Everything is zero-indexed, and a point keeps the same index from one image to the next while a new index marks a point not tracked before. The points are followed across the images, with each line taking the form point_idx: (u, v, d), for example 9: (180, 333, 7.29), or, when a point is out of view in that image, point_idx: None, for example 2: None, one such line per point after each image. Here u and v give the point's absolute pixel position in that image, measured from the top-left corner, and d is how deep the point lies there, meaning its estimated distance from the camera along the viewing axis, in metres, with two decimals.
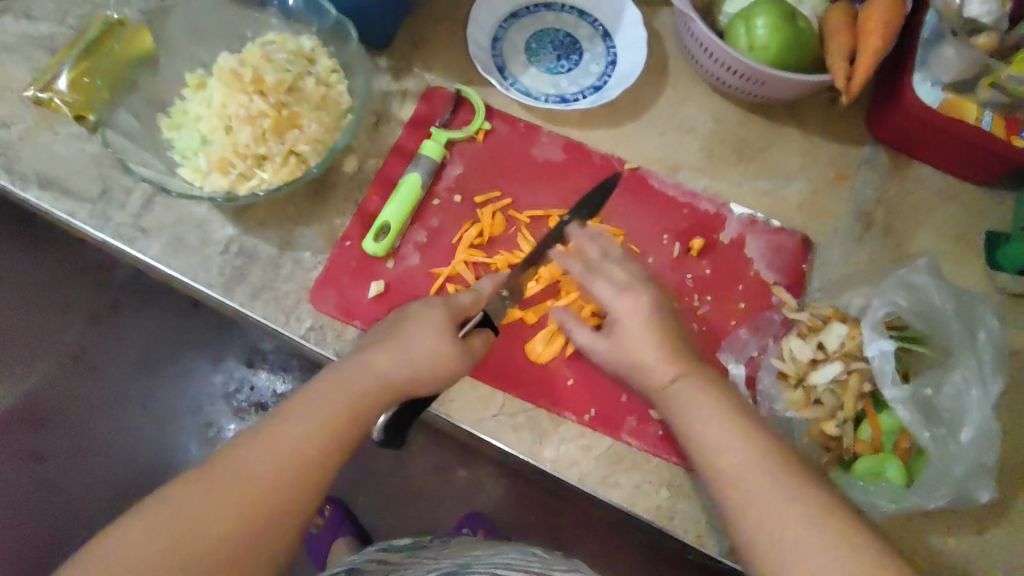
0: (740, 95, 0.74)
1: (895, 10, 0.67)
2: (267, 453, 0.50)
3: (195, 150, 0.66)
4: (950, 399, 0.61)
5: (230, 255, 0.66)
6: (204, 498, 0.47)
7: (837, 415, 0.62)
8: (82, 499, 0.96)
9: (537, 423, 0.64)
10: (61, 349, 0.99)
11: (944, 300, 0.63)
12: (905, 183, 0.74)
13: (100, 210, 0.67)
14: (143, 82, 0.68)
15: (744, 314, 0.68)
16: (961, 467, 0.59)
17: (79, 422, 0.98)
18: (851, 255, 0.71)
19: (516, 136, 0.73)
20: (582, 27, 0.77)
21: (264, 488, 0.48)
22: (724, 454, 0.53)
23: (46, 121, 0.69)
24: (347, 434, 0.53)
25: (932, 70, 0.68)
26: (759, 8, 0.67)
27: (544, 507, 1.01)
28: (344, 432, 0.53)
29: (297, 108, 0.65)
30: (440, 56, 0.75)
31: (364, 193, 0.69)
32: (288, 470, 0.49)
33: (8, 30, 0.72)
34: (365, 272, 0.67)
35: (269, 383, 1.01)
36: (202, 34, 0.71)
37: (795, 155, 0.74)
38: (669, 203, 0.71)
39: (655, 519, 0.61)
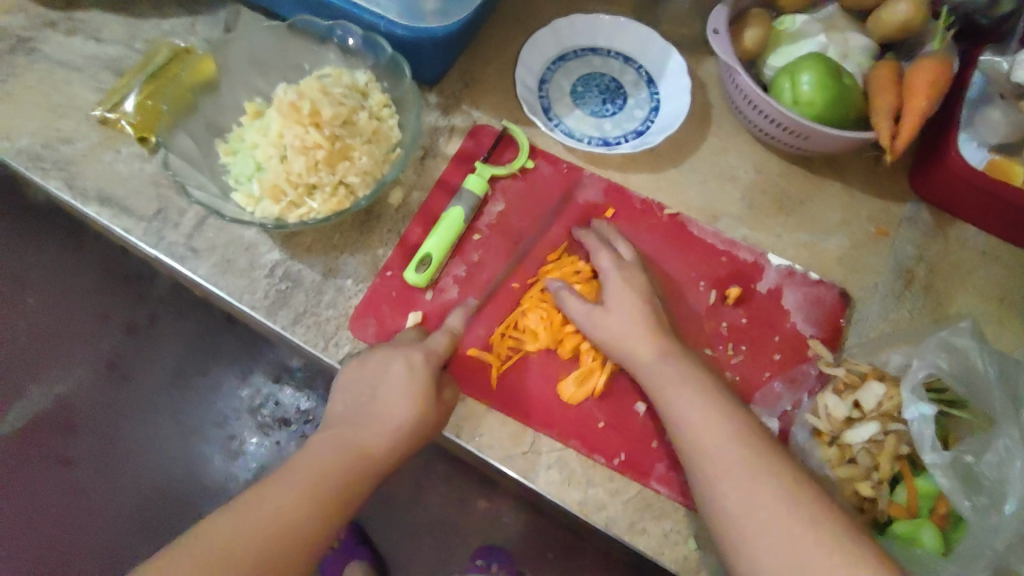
0: (782, 147, 0.74)
1: (943, 70, 0.67)
2: (281, 491, 0.55)
3: (249, 175, 0.68)
4: (992, 467, 0.59)
5: (275, 279, 0.68)
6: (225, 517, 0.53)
7: (872, 475, 0.62)
8: (105, 505, 0.97)
9: (567, 464, 0.63)
10: (97, 356, 1.00)
11: (986, 365, 0.63)
12: (947, 242, 0.74)
13: (154, 229, 0.69)
14: (204, 107, 0.71)
15: (778, 366, 0.68)
16: (1003, 540, 0.57)
17: (106, 429, 0.99)
18: (889, 312, 0.71)
19: (558, 177, 0.74)
20: (627, 72, 0.79)
21: (283, 526, 0.53)
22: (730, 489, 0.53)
23: (110, 139, 0.72)
24: (353, 468, 0.57)
25: (977, 130, 0.69)
26: (804, 63, 0.68)
27: (559, 547, 1.00)
28: (351, 460, 0.58)
29: (350, 141, 0.67)
30: (488, 95, 0.77)
31: (406, 225, 0.71)
32: (305, 499, 0.54)
33: (78, 51, 0.75)
34: (404, 302, 0.68)
35: (293, 401, 1.02)
36: (262, 64, 0.74)
37: (834, 210, 0.75)
38: (708, 251, 0.72)
39: (683, 571, 0.60)
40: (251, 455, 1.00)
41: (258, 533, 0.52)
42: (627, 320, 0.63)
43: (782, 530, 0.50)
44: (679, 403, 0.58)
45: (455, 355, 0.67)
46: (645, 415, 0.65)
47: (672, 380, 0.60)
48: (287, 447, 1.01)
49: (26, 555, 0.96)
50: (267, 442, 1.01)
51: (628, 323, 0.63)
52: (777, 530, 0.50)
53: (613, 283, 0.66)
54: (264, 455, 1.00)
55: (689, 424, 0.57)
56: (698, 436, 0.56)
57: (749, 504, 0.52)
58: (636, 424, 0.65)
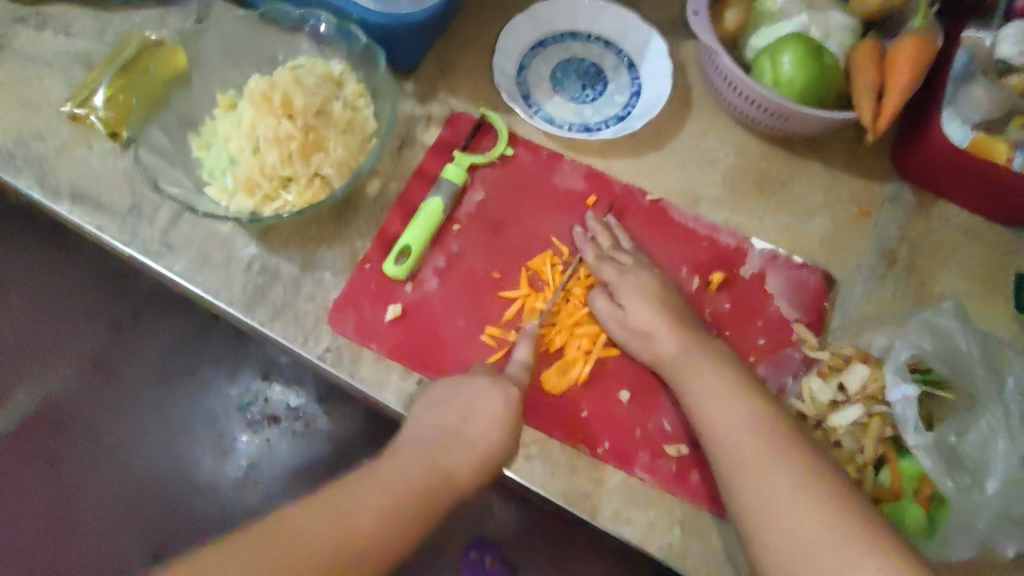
0: (764, 129, 0.74)
1: (923, 49, 0.66)
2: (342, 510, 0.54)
3: (223, 169, 0.67)
4: (975, 447, 0.59)
5: (253, 273, 0.67)
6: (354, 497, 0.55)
7: (857, 459, 0.61)
8: (92, 509, 0.91)
9: (550, 454, 0.63)
10: (82, 354, 0.94)
11: (969, 344, 0.63)
12: (930, 222, 0.73)
13: (129, 225, 0.68)
14: (176, 101, 0.69)
15: (763, 351, 0.67)
16: (984, 518, 0.58)
17: (95, 429, 0.93)
18: (873, 293, 0.70)
19: (538, 164, 0.73)
20: (607, 56, 0.78)
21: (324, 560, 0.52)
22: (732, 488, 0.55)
23: (82, 135, 0.71)
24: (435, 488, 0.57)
25: (961, 109, 0.67)
26: (786, 43, 0.67)
27: (549, 534, 0.96)
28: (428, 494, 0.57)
29: (324, 132, 0.66)
30: (465, 81, 0.76)
31: (385, 216, 0.70)
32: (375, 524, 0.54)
33: (47, 46, 0.74)
34: (384, 295, 0.67)
35: (283, 398, 0.96)
36: (235, 55, 0.73)
37: (817, 191, 0.74)
38: (689, 236, 0.71)
39: (666, 558, 0.60)
40: (241, 454, 0.94)
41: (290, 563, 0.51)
42: (653, 313, 0.64)
43: (772, 517, 0.52)
44: (706, 393, 0.59)
45: (433, 347, 0.66)
46: (628, 403, 0.65)
47: (692, 369, 0.61)
48: (278, 445, 0.95)
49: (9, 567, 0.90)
50: (258, 440, 0.94)
51: (651, 319, 0.64)
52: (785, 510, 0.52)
53: (628, 281, 0.65)
54: (254, 452, 0.94)
55: (703, 416, 0.59)
56: (712, 433, 0.58)
57: (775, 490, 0.53)
58: (620, 412, 0.65)
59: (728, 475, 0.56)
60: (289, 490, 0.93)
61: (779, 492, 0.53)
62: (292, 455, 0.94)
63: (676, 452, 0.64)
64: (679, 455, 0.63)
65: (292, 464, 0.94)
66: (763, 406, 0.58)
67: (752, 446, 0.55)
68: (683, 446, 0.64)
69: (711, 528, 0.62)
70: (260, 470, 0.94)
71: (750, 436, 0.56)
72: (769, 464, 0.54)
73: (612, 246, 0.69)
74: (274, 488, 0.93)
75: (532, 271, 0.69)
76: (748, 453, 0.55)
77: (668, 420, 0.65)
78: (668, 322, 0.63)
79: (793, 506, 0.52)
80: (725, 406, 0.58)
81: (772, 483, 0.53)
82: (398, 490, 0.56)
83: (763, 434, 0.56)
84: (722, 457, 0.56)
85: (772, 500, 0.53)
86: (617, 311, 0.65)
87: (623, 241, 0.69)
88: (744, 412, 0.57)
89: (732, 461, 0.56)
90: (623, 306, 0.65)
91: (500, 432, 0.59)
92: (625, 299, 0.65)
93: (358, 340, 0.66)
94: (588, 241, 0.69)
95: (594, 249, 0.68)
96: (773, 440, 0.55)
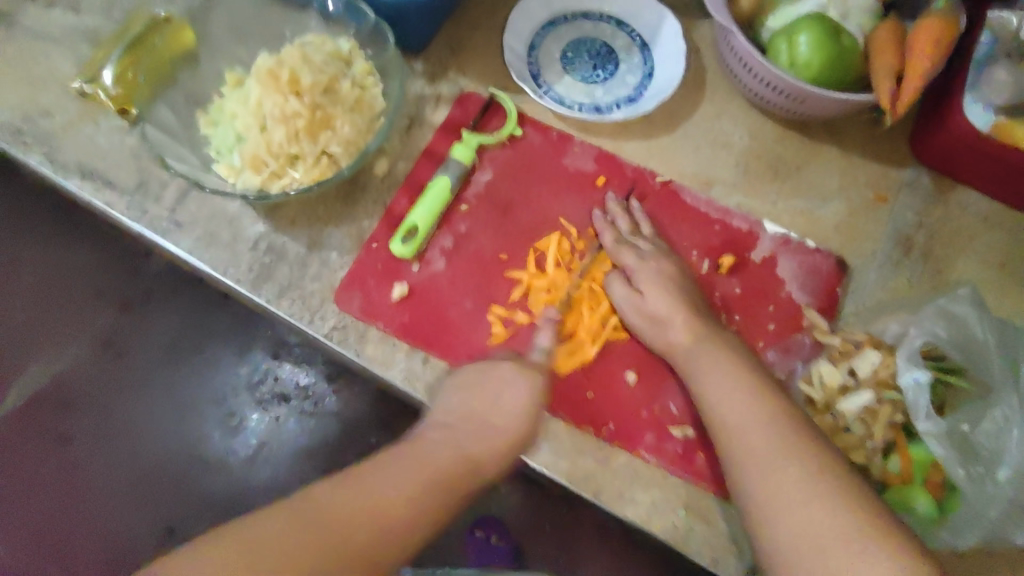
0: (779, 112, 0.72)
1: (944, 30, 0.64)
2: (374, 490, 0.51)
3: (230, 146, 0.66)
4: (988, 437, 0.58)
5: (259, 252, 0.67)
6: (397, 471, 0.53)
7: (867, 444, 0.61)
8: (101, 484, 0.91)
9: (556, 437, 0.63)
10: (94, 332, 0.95)
11: (985, 333, 0.61)
12: (947, 208, 0.72)
13: (136, 202, 0.68)
14: (184, 79, 0.69)
15: (772, 335, 0.66)
16: (998, 508, 0.56)
17: (105, 407, 0.93)
18: (888, 280, 0.69)
19: (547, 145, 0.72)
20: (619, 36, 0.76)
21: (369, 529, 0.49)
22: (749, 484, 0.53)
23: (90, 112, 0.70)
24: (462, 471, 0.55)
25: (983, 91, 0.65)
26: (802, 24, 0.65)
27: (556, 519, 0.95)
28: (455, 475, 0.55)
29: (331, 110, 0.66)
30: (474, 61, 0.75)
31: (392, 196, 0.69)
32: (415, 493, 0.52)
33: (55, 22, 0.73)
34: (390, 274, 0.67)
35: (293, 377, 0.96)
36: (243, 34, 0.72)
37: (832, 176, 0.72)
38: (701, 220, 0.70)
39: (672, 542, 0.60)
40: (251, 432, 0.94)
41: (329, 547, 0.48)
42: (669, 308, 0.62)
43: (785, 512, 0.50)
44: (714, 383, 0.58)
45: (441, 329, 0.66)
46: (634, 386, 0.65)
47: (705, 360, 0.59)
48: (286, 424, 0.95)
49: (18, 543, 0.90)
50: (267, 418, 0.95)
51: (664, 306, 0.62)
52: (793, 503, 0.51)
53: (645, 270, 0.65)
54: (264, 431, 0.94)
55: (716, 407, 0.57)
56: (726, 423, 0.56)
57: (788, 484, 0.51)
58: (627, 395, 0.64)
59: (737, 467, 0.54)
60: (298, 469, 0.94)
61: (789, 486, 0.51)
62: (300, 434, 0.95)
63: (682, 435, 0.63)
64: (685, 439, 0.63)
65: (300, 443, 0.95)
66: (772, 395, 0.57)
67: (770, 438, 0.54)
68: (689, 429, 0.63)
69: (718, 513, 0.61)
70: (269, 449, 0.94)
71: (764, 429, 0.54)
72: (784, 458, 0.52)
73: (631, 234, 0.68)
74: (282, 466, 0.94)
75: (538, 253, 0.68)
76: (764, 446, 0.54)
77: (675, 404, 0.64)
78: (679, 306, 0.62)
79: (807, 497, 0.50)
80: (733, 396, 0.57)
81: (786, 476, 0.52)
82: (432, 470, 0.54)
83: (779, 428, 0.54)
84: (733, 452, 0.55)
85: (783, 495, 0.51)
86: (633, 301, 0.64)
87: (636, 228, 0.68)
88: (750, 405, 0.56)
89: (742, 455, 0.54)
90: (640, 297, 0.64)
91: (517, 422, 0.58)
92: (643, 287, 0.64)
93: (365, 320, 0.66)
94: (607, 231, 0.68)
95: (614, 239, 0.67)
96: (787, 435, 0.54)
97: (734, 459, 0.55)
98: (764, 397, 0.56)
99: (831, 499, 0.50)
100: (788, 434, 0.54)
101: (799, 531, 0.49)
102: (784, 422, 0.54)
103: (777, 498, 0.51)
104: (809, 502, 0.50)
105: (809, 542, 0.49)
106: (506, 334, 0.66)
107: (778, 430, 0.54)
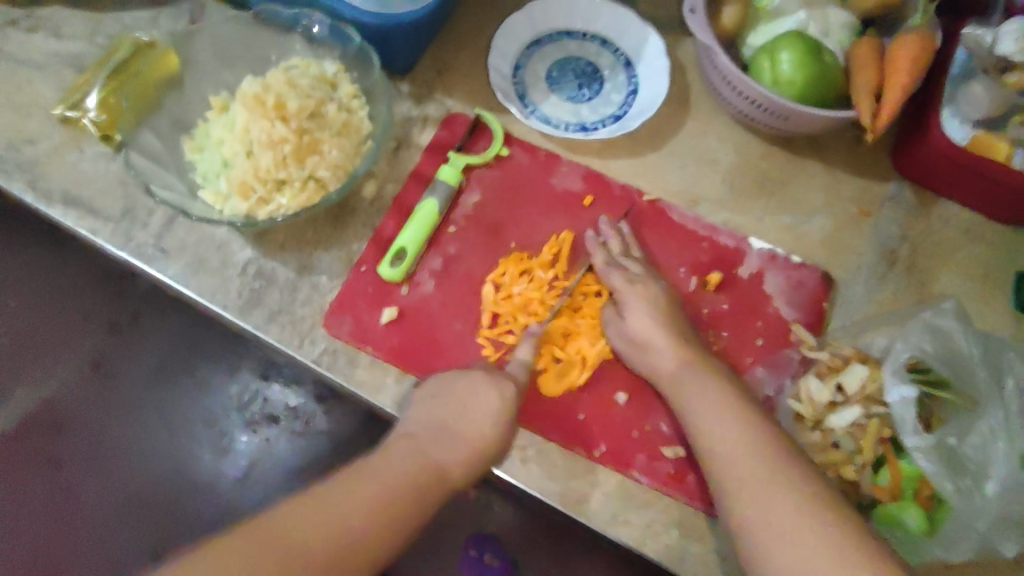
0: (764, 128, 0.73)
1: (923, 47, 0.66)
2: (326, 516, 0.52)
3: (217, 172, 0.66)
4: (975, 450, 0.59)
5: (248, 277, 0.67)
6: (361, 485, 0.54)
7: (856, 459, 0.61)
8: (92, 509, 0.90)
9: (549, 458, 0.63)
10: (82, 355, 0.93)
11: (969, 345, 0.62)
12: (930, 222, 0.73)
13: (122, 229, 0.68)
14: (169, 105, 0.69)
15: (761, 351, 0.67)
16: (984, 520, 0.58)
17: (95, 430, 0.92)
18: (873, 294, 0.70)
19: (535, 166, 0.72)
20: (604, 55, 0.77)
21: (313, 546, 0.50)
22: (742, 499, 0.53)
23: (74, 139, 0.70)
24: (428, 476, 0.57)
25: (960, 106, 0.67)
26: (783, 42, 0.66)
27: (548, 534, 0.95)
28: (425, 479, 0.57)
29: (319, 134, 0.66)
30: (461, 82, 0.75)
31: (381, 218, 0.69)
32: (375, 519, 0.53)
33: (38, 48, 0.73)
34: (379, 298, 0.67)
35: (282, 397, 0.95)
36: (228, 57, 0.72)
37: (816, 191, 0.73)
38: (688, 236, 0.71)
39: (667, 562, 0.60)
40: (240, 453, 0.93)
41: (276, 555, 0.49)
42: (654, 328, 0.63)
43: (781, 527, 0.51)
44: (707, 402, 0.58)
45: (433, 348, 0.66)
46: (625, 406, 0.65)
47: (693, 382, 0.60)
48: (278, 444, 0.94)
49: (11, 568, 0.89)
50: (257, 439, 0.93)
51: (650, 332, 0.63)
52: (767, 534, 0.51)
53: (634, 292, 0.65)
54: (254, 452, 0.93)
55: (696, 428, 0.58)
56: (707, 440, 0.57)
57: (770, 516, 0.51)
58: (618, 415, 0.65)
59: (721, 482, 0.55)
60: (288, 490, 0.92)
61: (767, 516, 0.51)
62: (292, 453, 0.93)
63: (674, 454, 0.63)
64: (677, 457, 0.63)
65: (291, 464, 0.93)
66: (759, 424, 0.57)
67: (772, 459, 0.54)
68: (681, 448, 0.63)
69: (713, 531, 0.62)
70: (260, 469, 0.93)
71: (747, 445, 0.55)
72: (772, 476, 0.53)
73: (619, 253, 0.68)
74: (272, 488, 0.93)
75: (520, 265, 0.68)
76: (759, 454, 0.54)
77: (666, 422, 0.64)
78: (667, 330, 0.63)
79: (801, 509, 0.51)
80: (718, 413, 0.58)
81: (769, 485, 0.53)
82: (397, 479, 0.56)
83: (758, 440, 0.56)
84: (715, 472, 0.56)
85: (766, 529, 0.51)
86: (619, 323, 0.65)
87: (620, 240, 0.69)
88: (740, 429, 0.56)
89: (724, 476, 0.55)
90: (625, 320, 0.64)
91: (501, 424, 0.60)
92: (625, 301, 0.65)
93: (355, 343, 0.66)
94: (599, 252, 0.68)
95: (604, 260, 0.67)
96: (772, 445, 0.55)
97: (718, 477, 0.56)
98: (747, 424, 0.56)
99: (814, 509, 0.51)
100: (776, 450, 0.55)
101: (788, 550, 0.50)
102: (762, 437, 0.56)
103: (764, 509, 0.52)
104: (798, 515, 0.51)
105: (790, 550, 0.50)
106: (496, 356, 0.66)
107: (766, 447, 0.55)
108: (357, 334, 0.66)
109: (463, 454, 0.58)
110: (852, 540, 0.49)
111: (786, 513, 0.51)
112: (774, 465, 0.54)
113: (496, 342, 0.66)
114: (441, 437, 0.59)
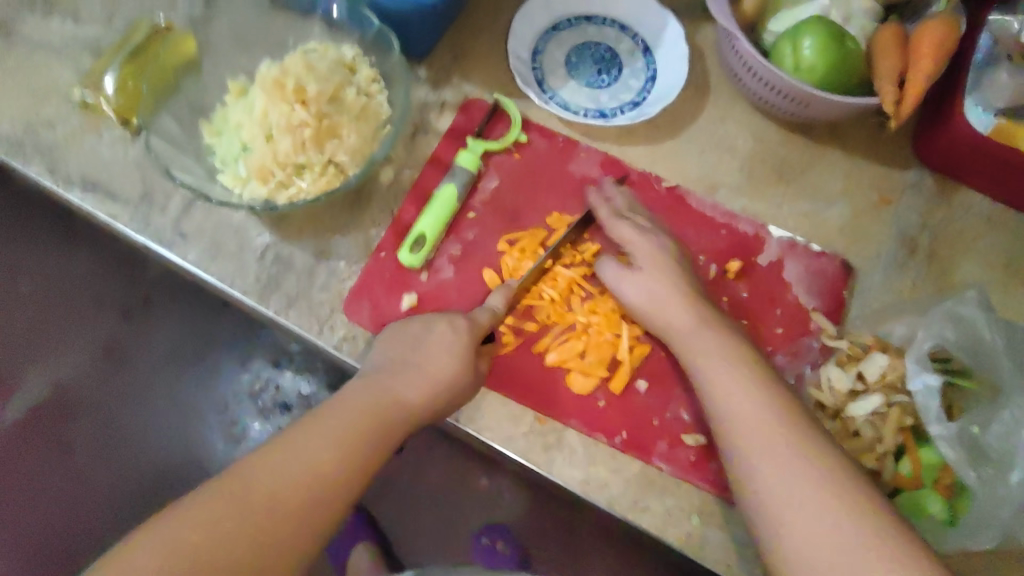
0: (782, 115, 0.73)
1: (948, 35, 0.65)
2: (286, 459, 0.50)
3: (235, 156, 0.66)
4: (998, 439, 0.59)
5: (266, 263, 0.67)
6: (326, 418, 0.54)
7: (876, 448, 0.61)
8: (106, 494, 0.91)
9: (568, 444, 0.63)
10: (94, 340, 0.94)
11: (994, 335, 0.62)
12: (951, 210, 0.72)
13: (141, 213, 0.68)
14: (186, 88, 0.69)
15: (780, 340, 0.67)
16: (1010, 509, 0.57)
17: (107, 416, 0.92)
18: (892, 282, 0.70)
19: (554, 151, 0.72)
20: (622, 41, 0.76)
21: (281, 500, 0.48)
22: (763, 470, 0.51)
23: (92, 123, 0.70)
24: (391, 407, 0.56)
25: (985, 93, 0.66)
26: (805, 28, 0.65)
27: (559, 524, 0.96)
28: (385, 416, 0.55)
29: (337, 118, 0.65)
30: (478, 67, 0.75)
31: (400, 204, 0.69)
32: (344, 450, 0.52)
33: (56, 31, 0.72)
34: (398, 284, 0.67)
35: (293, 386, 0.95)
36: (246, 42, 0.72)
37: (836, 178, 0.73)
38: (707, 224, 0.70)
39: (686, 550, 0.60)
40: (253, 439, 0.94)
41: (240, 517, 0.46)
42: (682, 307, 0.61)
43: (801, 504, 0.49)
44: (715, 372, 0.57)
45: None
46: (646, 393, 0.65)
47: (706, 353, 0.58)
48: None
49: (20, 555, 0.89)
50: (269, 427, 0.94)
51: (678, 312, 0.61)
52: (769, 493, 0.51)
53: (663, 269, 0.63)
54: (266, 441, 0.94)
55: (714, 396, 0.56)
56: (727, 412, 0.55)
57: (773, 469, 0.51)
58: (638, 402, 0.64)
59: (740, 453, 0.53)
60: None
61: (771, 473, 0.51)
62: None
63: (695, 442, 0.63)
64: (698, 445, 0.63)
65: None
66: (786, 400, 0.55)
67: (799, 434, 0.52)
68: (702, 435, 0.63)
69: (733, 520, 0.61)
70: None
71: (765, 413, 0.54)
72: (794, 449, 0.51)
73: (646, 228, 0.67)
74: None
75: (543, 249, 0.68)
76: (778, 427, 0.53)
77: (685, 410, 0.64)
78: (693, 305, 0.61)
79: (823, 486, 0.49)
80: (735, 380, 0.56)
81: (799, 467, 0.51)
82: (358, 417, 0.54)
83: (777, 407, 0.54)
84: (734, 441, 0.54)
85: (786, 503, 0.50)
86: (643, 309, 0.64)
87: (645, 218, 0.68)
88: (758, 400, 0.54)
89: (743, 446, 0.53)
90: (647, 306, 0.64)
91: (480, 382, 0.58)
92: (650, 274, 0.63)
93: (375, 329, 0.66)
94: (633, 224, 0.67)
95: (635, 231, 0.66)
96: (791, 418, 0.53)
97: (734, 446, 0.54)
98: (760, 391, 0.55)
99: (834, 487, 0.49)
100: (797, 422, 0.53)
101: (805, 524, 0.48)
102: (783, 413, 0.54)
103: (786, 484, 0.50)
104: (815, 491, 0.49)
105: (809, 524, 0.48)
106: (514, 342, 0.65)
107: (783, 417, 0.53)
108: (376, 319, 0.66)
109: (416, 394, 0.57)
110: (862, 504, 0.49)
111: (796, 485, 0.50)
112: (781, 433, 0.52)
113: (517, 328, 0.66)
114: (397, 378, 0.58)
